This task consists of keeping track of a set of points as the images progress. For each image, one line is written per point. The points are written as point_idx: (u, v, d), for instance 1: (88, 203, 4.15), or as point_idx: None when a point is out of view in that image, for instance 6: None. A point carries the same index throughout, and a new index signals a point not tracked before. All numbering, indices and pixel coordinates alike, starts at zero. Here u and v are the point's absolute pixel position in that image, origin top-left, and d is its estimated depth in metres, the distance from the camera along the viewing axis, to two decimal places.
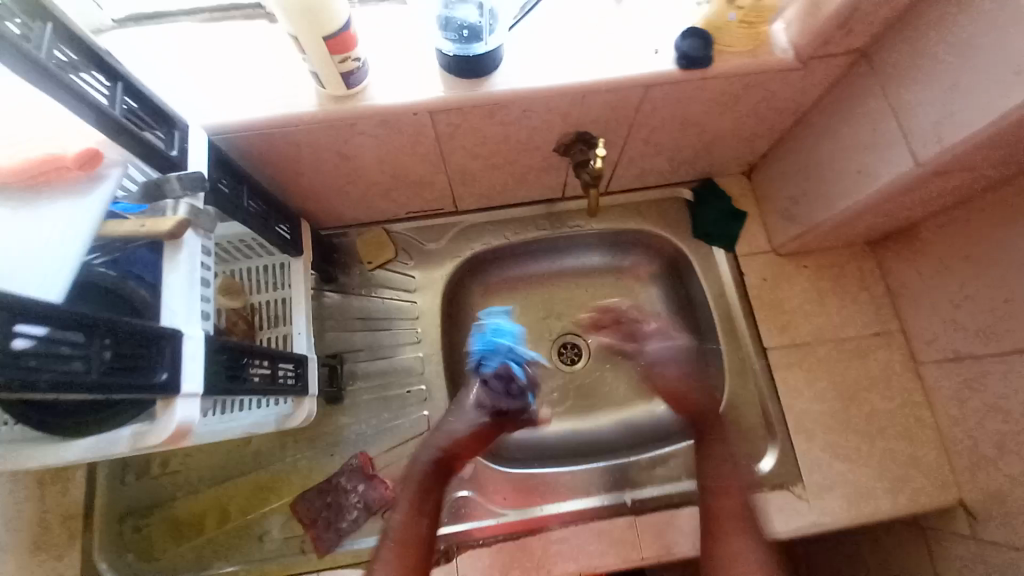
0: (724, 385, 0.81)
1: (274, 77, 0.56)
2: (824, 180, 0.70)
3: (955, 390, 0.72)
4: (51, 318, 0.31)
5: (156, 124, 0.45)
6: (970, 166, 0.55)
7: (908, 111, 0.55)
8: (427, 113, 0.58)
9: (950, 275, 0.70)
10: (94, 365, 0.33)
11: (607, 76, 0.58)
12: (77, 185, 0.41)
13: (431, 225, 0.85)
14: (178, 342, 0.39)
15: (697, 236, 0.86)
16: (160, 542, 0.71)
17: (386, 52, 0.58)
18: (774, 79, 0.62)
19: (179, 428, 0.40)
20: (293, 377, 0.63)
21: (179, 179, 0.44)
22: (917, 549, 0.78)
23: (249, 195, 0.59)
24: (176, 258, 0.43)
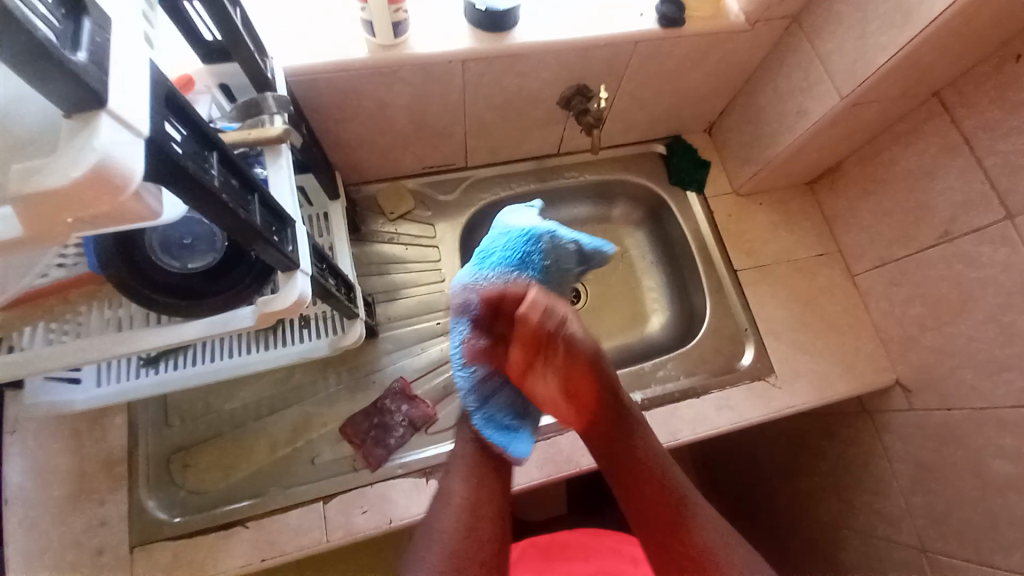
0: (705, 304, 0.95)
1: (328, 29, 0.66)
2: (771, 123, 0.87)
3: (882, 291, 0.89)
4: (230, 164, 0.37)
5: (259, 53, 0.52)
6: (879, 99, 0.73)
7: (832, 58, 0.73)
8: (460, 62, 0.69)
9: (871, 194, 0.88)
10: (252, 214, 0.39)
11: (605, 33, 0.72)
12: None
13: (446, 179, 0.95)
14: (292, 227, 0.47)
15: (672, 182, 1.01)
16: (208, 478, 0.75)
17: (420, 11, 0.69)
18: (730, 39, 0.78)
19: (299, 297, 0.48)
20: (347, 296, 0.70)
21: (274, 98, 0.50)
22: (865, 428, 0.95)
23: (306, 130, 0.66)
24: (278, 161, 0.50)
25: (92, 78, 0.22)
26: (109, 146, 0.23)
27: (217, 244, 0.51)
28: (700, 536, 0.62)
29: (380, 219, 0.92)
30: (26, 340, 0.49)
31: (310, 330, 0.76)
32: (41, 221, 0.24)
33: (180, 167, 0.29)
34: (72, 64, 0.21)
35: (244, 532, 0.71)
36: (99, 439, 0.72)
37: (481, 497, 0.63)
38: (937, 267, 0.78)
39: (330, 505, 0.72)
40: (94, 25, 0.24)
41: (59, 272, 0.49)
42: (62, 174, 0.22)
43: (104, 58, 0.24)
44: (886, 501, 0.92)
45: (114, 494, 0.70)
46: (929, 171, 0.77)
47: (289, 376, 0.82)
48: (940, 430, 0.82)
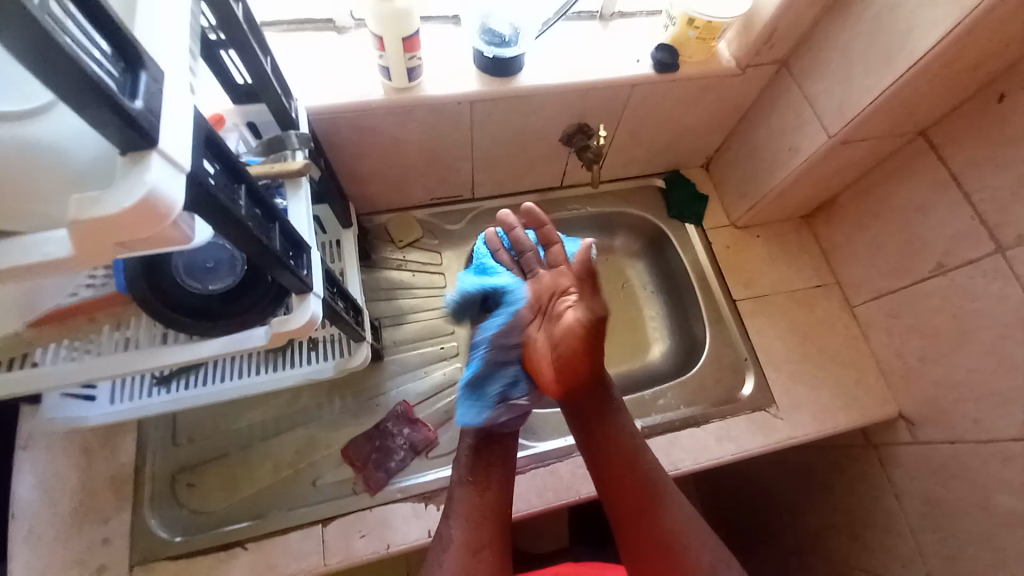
0: (705, 332, 0.96)
1: (348, 72, 0.72)
2: (765, 159, 0.91)
3: (881, 322, 0.90)
4: (254, 194, 0.40)
5: (286, 95, 0.57)
6: (866, 138, 0.76)
7: (820, 100, 0.77)
8: (468, 102, 0.74)
9: (865, 228, 0.90)
10: (272, 240, 0.42)
11: (604, 76, 0.77)
12: None
13: (453, 210, 1.00)
14: (307, 253, 0.51)
15: (671, 214, 1.04)
16: (212, 498, 0.76)
17: (432, 57, 0.75)
18: (723, 81, 0.83)
19: (311, 318, 0.51)
20: (355, 321, 0.73)
21: (297, 136, 0.55)
22: (871, 463, 0.93)
23: (323, 163, 0.71)
24: (297, 192, 0.54)
25: (145, 122, 0.26)
26: (156, 179, 0.26)
27: (238, 268, 0.54)
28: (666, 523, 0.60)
29: (389, 246, 0.96)
30: (44, 356, 0.52)
31: (318, 353, 0.78)
32: (92, 244, 0.27)
33: (213, 197, 0.33)
34: (129, 110, 0.25)
35: (244, 554, 0.71)
36: (109, 455, 0.74)
37: (485, 527, 0.60)
38: (931, 299, 0.80)
39: (330, 528, 0.73)
40: (149, 78, 0.28)
41: (88, 292, 0.53)
42: (114, 203, 0.26)
43: (156, 105, 0.27)
44: (896, 540, 0.89)
45: (118, 514, 0.71)
46: (919, 205, 0.79)
47: (296, 397, 0.84)
48: (946, 464, 0.80)
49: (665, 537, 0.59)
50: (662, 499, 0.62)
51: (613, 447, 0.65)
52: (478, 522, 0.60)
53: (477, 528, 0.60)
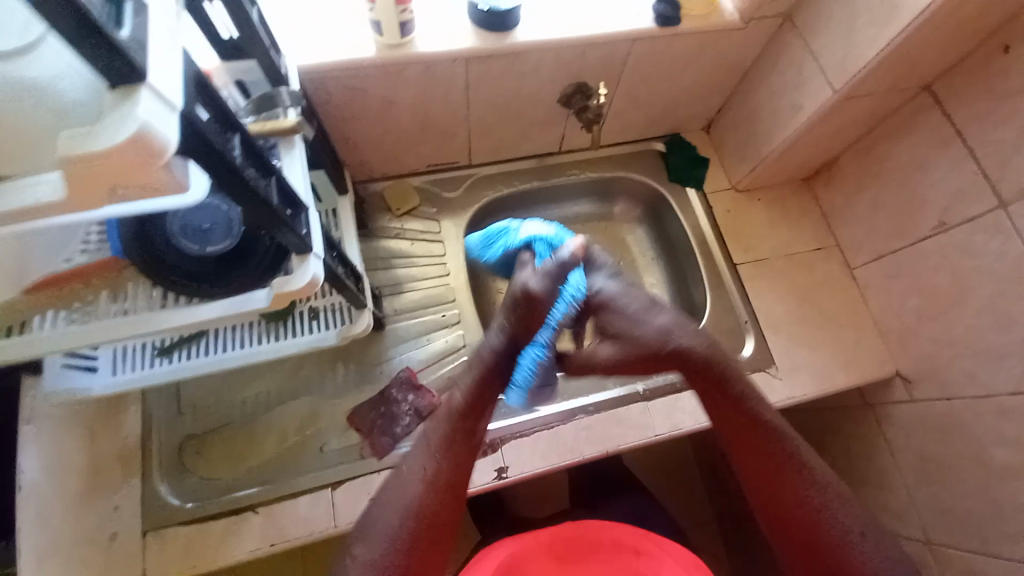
0: (706, 296, 0.96)
1: (338, 29, 0.69)
2: (766, 119, 0.89)
3: (880, 283, 0.90)
4: (251, 147, 0.39)
5: (275, 50, 0.55)
6: (870, 93, 0.75)
7: (823, 55, 0.75)
8: (463, 60, 0.72)
9: (865, 188, 0.89)
10: (270, 196, 0.41)
11: (602, 32, 0.74)
12: None
13: (449, 178, 0.98)
14: (305, 213, 0.49)
15: (671, 179, 1.03)
16: (219, 466, 0.77)
17: (424, 12, 0.72)
18: (725, 37, 0.80)
19: (312, 279, 0.50)
20: (356, 288, 0.72)
21: (288, 93, 0.53)
22: (866, 422, 0.95)
23: (316, 125, 0.69)
24: (292, 151, 0.53)
25: (133, 53, 0.25)
26: (147, 116, 0.25)
27: (235, 230, 0.53)
28: (803, 523, 0.57)
29: (386, 215, 0.94)
30: (42, 324, 0.52)
31: (318, 322, 0.78)
32: (85, 184, 0.26)
33: (208, 144, 0.32)
34: (114, 39, 0.23)
35: (254, 518, 0.72)
36: (114, 426, 0.75)
37: (455, 464, 0.57)
38: (931, 258, 0.80)
39: (339, 492, 0.74)
40: (134, 7, 0.26)
41: (82, 257, 0.51)
42: (106, 140, 0.25)
43: (145, 38, 0.26)
44: (890, 494, 0.91)
45: (129, 480, 0.72)
46: (921, 161, 0.78)
47: (298, 367, 0.84)
48: (940, 419, 0.82)
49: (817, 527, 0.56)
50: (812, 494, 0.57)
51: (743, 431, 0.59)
52: (453, 469, 0.57)
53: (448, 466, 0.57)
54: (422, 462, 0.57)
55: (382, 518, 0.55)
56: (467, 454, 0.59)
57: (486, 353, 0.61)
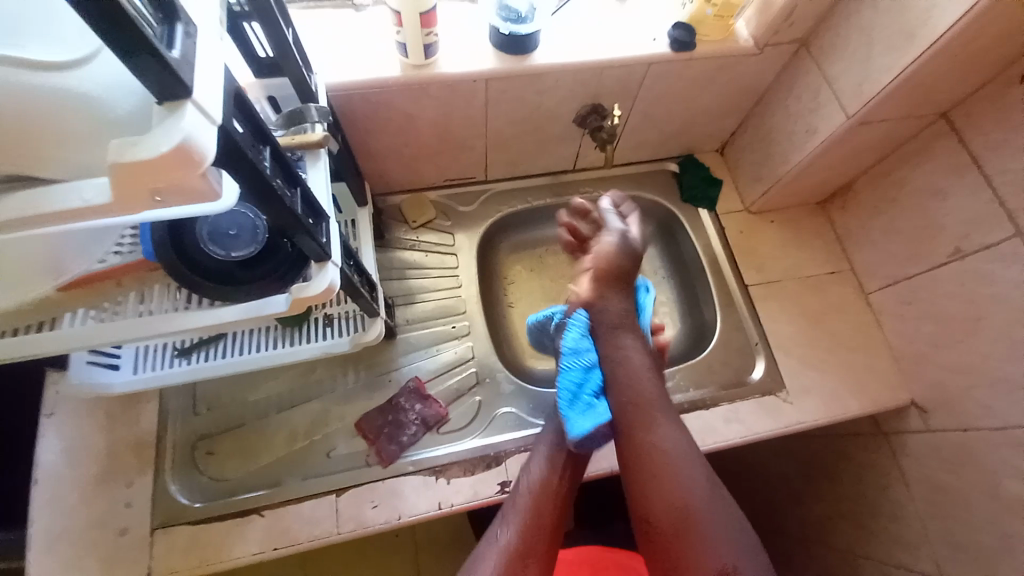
0: (716, 316, 0.96)
1: (367, 49, 0.72)
2: (781, 142, 0.90)
3: (895, 309, 0.89)
4: (279, 159, 0.42)
5: (307, 68, 0.59)
6: (885, 119, 0.75)
7: (837, 81, 0.76)
8: (483, 80, 0.75)
9: (880, 212, 0.89)
10: (294, 205, 0.43)
11: (619, 55, 0.77)
12: None
13: (466, 191, 1.00)
14: (325, 223, 0.52)
15: (684, 198, 1.04)
16: (229, 466, 0.78)
17: (448, 33, 0.75)
18: (740, 61, 0.82)
19: (329, 286, 0.52)
20: (370, 297, 0.74)
21: (317, 109, 0.56)
22: (879, 451, 0.93)
23: (341, 139, 0.73)
24: (317, 163, 0.55)
25: (181, 71, 0.27)
26: (190, 128, 0.27)
27: (259, 236, 0.56)
28: (659, 503, 0.62)
29: (403, 226, 0.97)
30: (70, 322, 0.55)
31: (333, 329, 0.80)
32: (128, 190, 0.28)
33: (242, 156, 0.34)
34: (167, 59, 0.25)
35: (260, 520, 0.73)
36: (131, 421, 0.77)
37: (532, 537, 0.65)
38: (945, 285, 0.79)
39: (343, 497, 0.75)
40: (184, 29, 0.29)
41: (116, 259, 0.55)
42: (151, 148, 0.27)
43: (191, 57, 0.28)
44: (904, 527, 0.88)
45: (142, 476, 0.74)
46: (937, 187, 0.78)
47: (310, 371, 0.86)
48: (956, 451, 0.80)
49: (668, 507, 0.61)
50: (665, 474, 0.62)
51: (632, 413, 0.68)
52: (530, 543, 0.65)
53: (526, 538, 0.65)
54: (501, 536, 0.65)
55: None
56: (554, 520, 0.68)
57: (550, 449, 0.74)
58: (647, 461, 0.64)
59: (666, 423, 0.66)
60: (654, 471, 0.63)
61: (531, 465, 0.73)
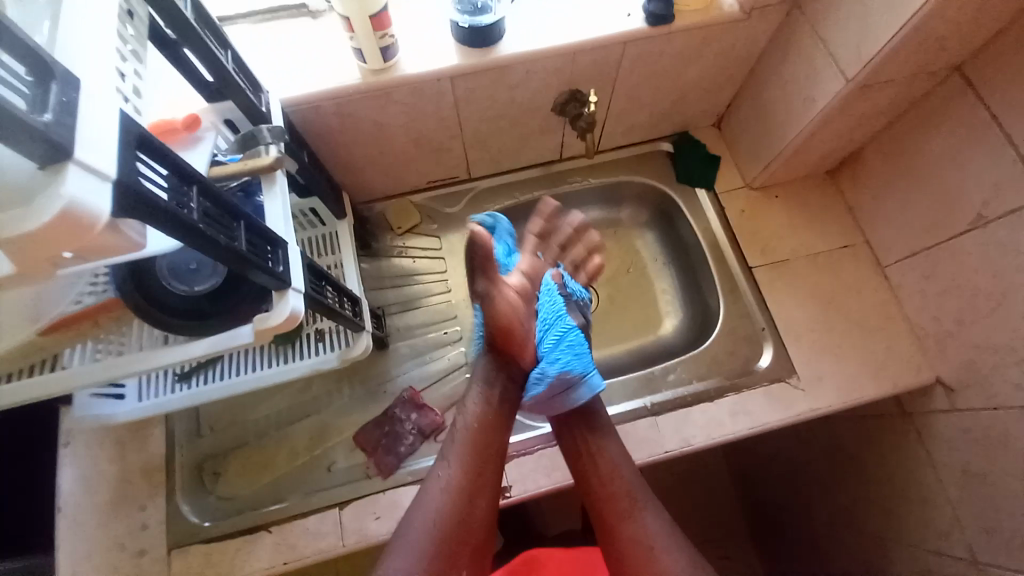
0: (719, 302, 0.92)
1: (325, 59, 0.70)
2: (779, 113, 0.83)
3: (915, 283, 0.82)
4: (213, 196, 0.40)
5: (254, 89, 0.58)
6: (890, 78, 0.68)
7: (834, 41, 0.69)
8: (448, 79, 0.71)
9: (894, 179, 0.82)
10: (236, 240, 0.42)
11: (591, 37, 0.72)
12: (182, 142, 0.52)
13: (450, 192, 0.98)
14: (284, 249, 0.50)
15: (680, 179, 0.99)
16: (238, 484, 0.81)
17: (408, 32, 0.72)
18: (726, 30, 0.76)
19: (292, 314, 0.51)
20: (353, 312, 0.73)
21: (269, 130, 0.54)
22: (902, 434, 0.87)
23: (307, 154, 0.72)
24: (274, 188, 0.53)
25: (58, 136, 0.26)
26: (76, 193, 0.26)
27: (218, 267, 0.56)
28: (627, 538, 0.66)
29: (389, 234, 0.95)
30: (71, 359, 0.57)
31: (324, 344, 0.80)
32: (32, 257, 0.28)
33: (156, 206, 0.33)
34: (35, 127, 0.24)
35: (267, 536, 0.75)
36: (140, 448, 0.79)
37: (461, 516, 0.64)
38: (967, 256, 0.72)
39: (346, 511, 0.75)
40: (62, 88, 0.27)
41: (90, 299, 0.55)
42: (36, 217, 0.26)
43: (72, 118, 0.27)
44: (933, 513, 0.83)
45: (154, 500, 0.77)
46: (956, 148, 0.70)
47: (308, 387, 0.87)
48: (986, 433, 0.74)
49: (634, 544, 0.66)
50: (630, 510, 0.68)
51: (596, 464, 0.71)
52: (472, 478, 0.66)
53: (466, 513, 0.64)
54: (441, 478, 0.66)
55: (412, 528, 0.63)
56: (488, 488, 0.67)
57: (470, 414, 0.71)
58: (613, 505, 0.68)
59: (622, 457, 0.72)
60: (614, 502, 0.69)
61: (450, 458, 0.68)
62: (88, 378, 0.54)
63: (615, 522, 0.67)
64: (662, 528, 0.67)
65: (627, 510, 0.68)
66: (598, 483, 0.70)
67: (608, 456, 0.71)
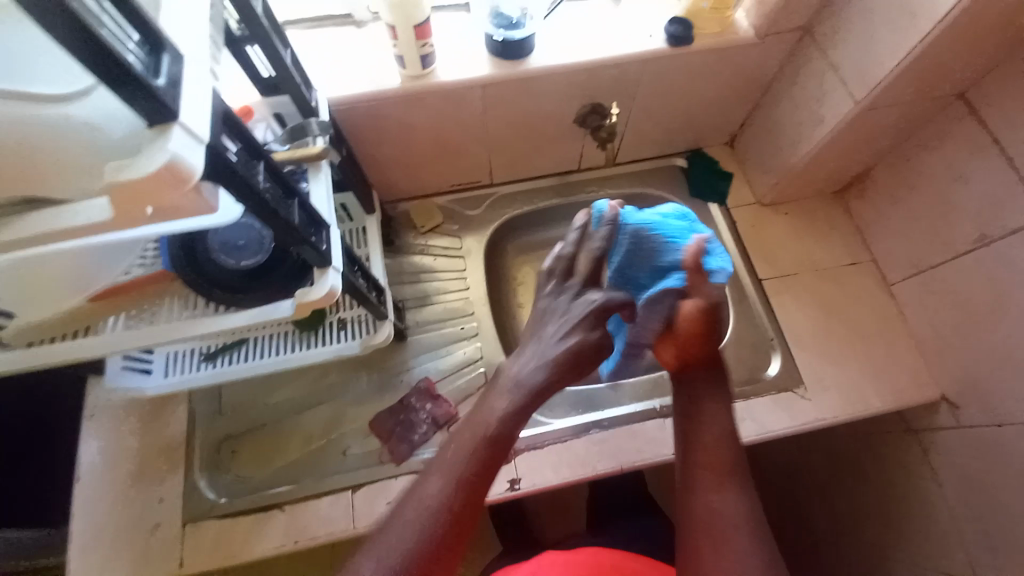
0: (728, 312, 0.94)
1: (367, 63, 0.76)
2: (789, 132, 0.88)
3: (920, 300, 0.84)
4: (274, 171, 0.44)
5: (307, 85, 0.63)
6: (896, 101, 0.72)
7: (843, 66, 0.74)
8: (479, 87, 0.77)
9: (899, 199, 0.85)
10: (290, 214, 0.46)
11: (613, 53, 0.77)
12: None
13: (472, 196, 1.02)
14: (327, 231, 0.54)
15: (692, 193, 1.03)
16: (254, 464, 0.83)
17: (444, 43, 0.78)
18: (741, 52, 0.81)
19: (329, 291, 0.54)
20: (378, 301, 0.77)
21: (317, 124, 0.59)
22: (907, 449, 0.88)
23: (345, 150, 0.77)
24: (319, 176, 0.58)
25: (168, 98, 0.30)
26: (177, 149, 0.30)
27: (265, 246, 0.60)
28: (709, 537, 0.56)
29: (412, 232, 1.00)
30: (109, 326, 0.60)
31: (345, 332, 0.82)
32: (123, 206, 0.32)
33: (230, 169, 0.37)
34: (152, 90, 0.29)
35: (280, 516, 0.77)
36: (163, 424, 0.82)
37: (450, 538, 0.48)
38: (971, 272, 0.74)
39: (357, 495, 0.79)
40: (171, 59, 0.32)
41: (139, 270, 0.59)
42: (140, 169, 0.30)
43: (177, 85, 0.31)
44: (937, 530, 0.84)
45: (172, 475, 0.79)
46: (959, 170, 0.74)
47: (326, 375, 0.90)
48: (990, 449, 0.75)
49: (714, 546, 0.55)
50: (729, 527, 0.55)
51: (704, 441, 0.62)
52: (468, 500, 0.50)
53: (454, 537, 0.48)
54: (425, 504, 0.49)
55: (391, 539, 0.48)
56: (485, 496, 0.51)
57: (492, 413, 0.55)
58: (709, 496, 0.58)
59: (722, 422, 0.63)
60: (714, 488, 0.58)
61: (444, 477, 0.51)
62: (124, 344, 0.57)
63: (698, 504, 0.58)
64: (759, 564, 0.53)
65: (722, 499, 0.58)
66: (706, 460, 0.60)
67: (718, 437, 0.62)
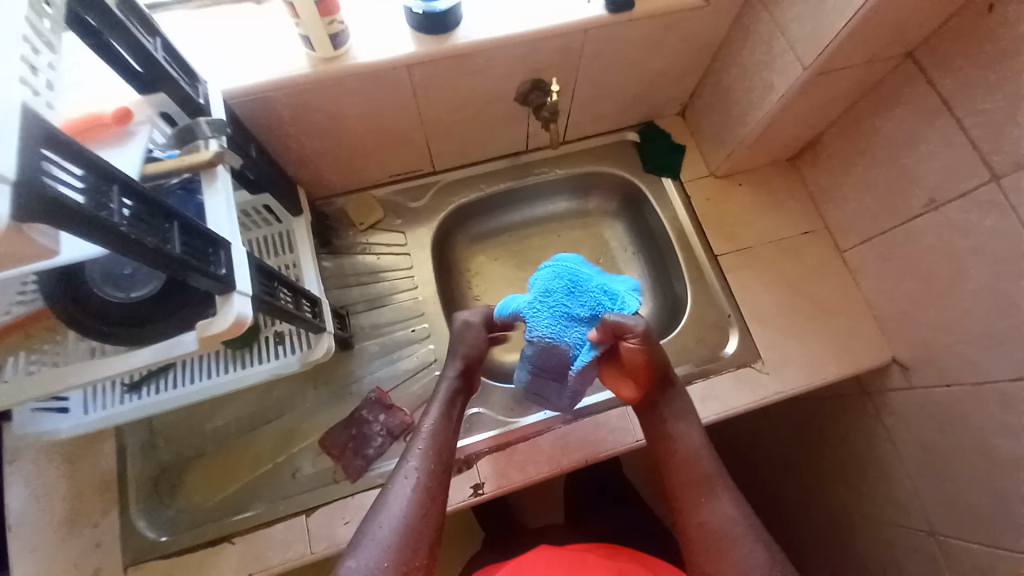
0: (687, 290, 0.93)
1: (272, 46, 0.66)
2: (741, 101, 0.84)
3: (872, 267, 0.84)
4: (138, 194, 0.37)
5: (186, 77, 0.54)
6: (846, 65, 0.69)
7: (792, 29, 0.70)
8: (405, 68, 0.69)
9: (851, 165, 0.83)
10: (168, 243, 0.39)
11: (551, 24, 0.70)
12: (112, 137, 0.46)
13: (414, 186, 0.95)
14: (228, 249, 0.47)
15: (647, 168, 0.98)
16: (200, 495, 0.77)
17: (360, 18, 0.69)
18: (687, 17, 0.75)
19: (237, 319, 0.48)
20: (312, 313, 0.71)
21: (207, 123, 0.51)
22: (863, 412, 0.90)
23: (256, 148, 0.69)
24: (215, 184, 0.50)
25: None
26: None
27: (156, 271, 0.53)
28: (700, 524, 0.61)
29: (352, 230, 0.92)
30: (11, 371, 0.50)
31: (284, 347, 0.77)
32: None
33: (67, 207, 0.30)
34: None
35: (232, 547, 0.72)
36: (90, 464, 0.75)
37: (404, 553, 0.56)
38: (921, 238, 0.74)
39: (314, 517, 0.74)
40: None
41: (21, 311, 0.49)
42: None
43: None
44: (892, 486, 0.87)
45: (107, 517, 0.73)
46: (909, 134, 0.72)
47: (270, 392, 0.84)
48: (939, 409, 0.77)
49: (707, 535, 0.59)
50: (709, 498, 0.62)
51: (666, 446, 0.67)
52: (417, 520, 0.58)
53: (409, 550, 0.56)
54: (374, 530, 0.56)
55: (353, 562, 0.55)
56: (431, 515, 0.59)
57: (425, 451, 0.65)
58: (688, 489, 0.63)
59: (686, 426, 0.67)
60: (687, 480, 0.64)
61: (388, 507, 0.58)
62: (29, 392, 0.48)
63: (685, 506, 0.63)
64: (738, 516, 0.60)
65: (702, 494, 0.62)
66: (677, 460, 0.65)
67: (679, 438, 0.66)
